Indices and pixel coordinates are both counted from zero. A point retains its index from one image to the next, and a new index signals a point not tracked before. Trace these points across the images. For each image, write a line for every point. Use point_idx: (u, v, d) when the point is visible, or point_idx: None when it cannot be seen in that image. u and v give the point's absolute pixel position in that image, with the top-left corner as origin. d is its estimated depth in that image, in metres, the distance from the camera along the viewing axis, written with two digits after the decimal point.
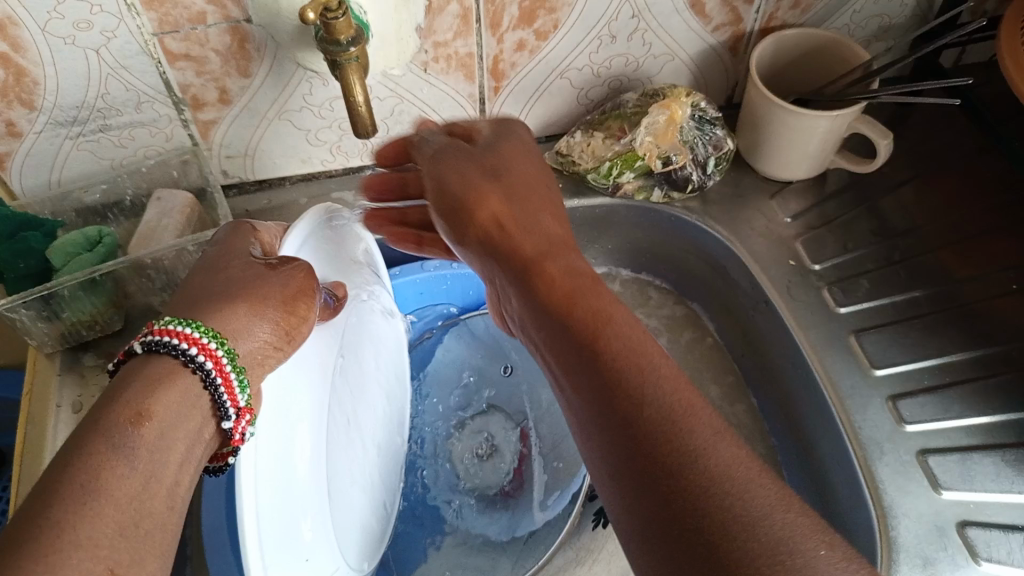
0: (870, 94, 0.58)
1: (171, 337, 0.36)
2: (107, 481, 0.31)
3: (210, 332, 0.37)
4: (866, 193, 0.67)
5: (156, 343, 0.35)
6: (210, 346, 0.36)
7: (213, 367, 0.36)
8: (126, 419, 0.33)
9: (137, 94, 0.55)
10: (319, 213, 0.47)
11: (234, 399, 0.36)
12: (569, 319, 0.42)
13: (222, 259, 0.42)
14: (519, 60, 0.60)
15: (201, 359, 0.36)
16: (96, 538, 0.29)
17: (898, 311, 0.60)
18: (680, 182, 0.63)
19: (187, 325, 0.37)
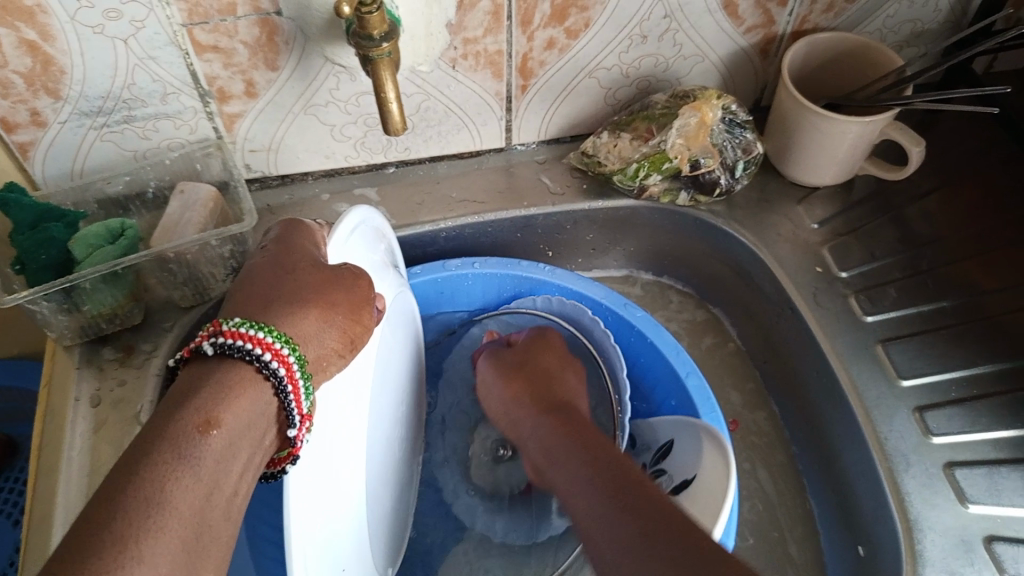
0: (903, 100, 0.57)
1: (244, 342, 0.37)
2: (172, 492, 0.31)
3: (282, 337, 0.38)
4: (894, 201, 0.66)
5: (229, 346, 0.37)
6: (284, 353, 0.38)
7: (286, 374, 0.37)
8: (194, 426, 0.33)
9: (164, 85, 0.54)
10: (355, 217, 0.47)
11: (300, 407, 0.38)
12: (590, 441, 0.49)
13: (289, 258, 0.44)
14: (548, 59, 0.59)
15: (275, 365, 0.37)
16: (162, 553, 0.29)
17: (926, 320, 0.59)
18: (708, 186, 0.62)
19: (258, 329, 0.38)
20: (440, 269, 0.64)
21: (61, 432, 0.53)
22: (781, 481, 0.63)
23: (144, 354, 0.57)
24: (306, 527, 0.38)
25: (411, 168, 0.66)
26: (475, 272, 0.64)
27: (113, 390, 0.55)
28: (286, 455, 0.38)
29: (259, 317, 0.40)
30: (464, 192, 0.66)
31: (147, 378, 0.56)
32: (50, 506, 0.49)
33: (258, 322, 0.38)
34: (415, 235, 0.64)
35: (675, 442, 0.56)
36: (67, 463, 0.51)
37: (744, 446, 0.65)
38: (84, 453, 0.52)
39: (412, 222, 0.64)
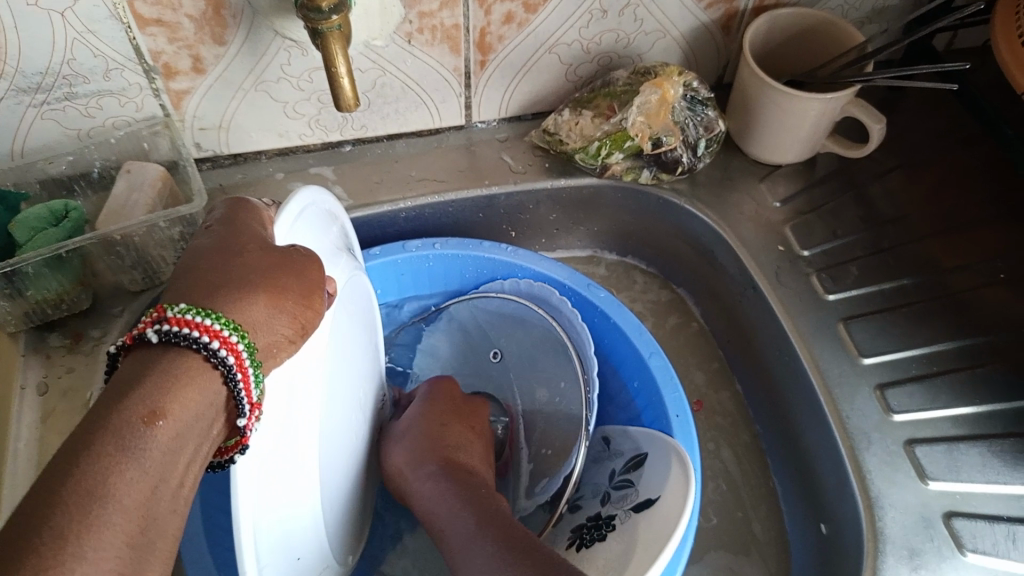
0: (864, 77, 0.57)
1: (189, 329, 0.34)
2: (116, 486, 0.29)
3: (231, 324, 0.36)
4: (856, 179, 0.66)
5: (173, 334, 0.34)
6: (232, 340, 0.35)
7: (235, 363, 0.35)
8: (138, 418, 0.31)
9: (106, 61, 0.52)
10: (300, 198, 0.45)
11: (250, 396, 0.35)
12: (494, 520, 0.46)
13: (233, 237, 0.41)
14: (507, 34, 0.58)
15: (223, 353, 0.35)
16: (102, 552, 0.28)
17: (888, 299, 0.59)
18: (671, 165, 0.61)
19: (204, 315, 0.35)
20: (400, 251, 0.63)
21: (6, 423, 0.51)
22: (744, 460, 0.63)
23: (92, 341, 0.55)
24: (261, 519, 0.37)
25: (369, 147, 0.65)
26: (437, 253, 0.63)
27: (62, 377, 0.53)
28: (234, 445, 0.35)
29: (200, 299, 0.37)
30: (423, 171, 0.64)
31: (98, 365, 0.54)
32: None
33: (204, 306, 0.36)
34: (374, 216, 0.63)
35: (650, 455, 0.54)
36: (13, 455, 0.49)
37: (708, 426, 0.65)
38: (32, 444, 0.50)
39: (372, 202, 0.63)
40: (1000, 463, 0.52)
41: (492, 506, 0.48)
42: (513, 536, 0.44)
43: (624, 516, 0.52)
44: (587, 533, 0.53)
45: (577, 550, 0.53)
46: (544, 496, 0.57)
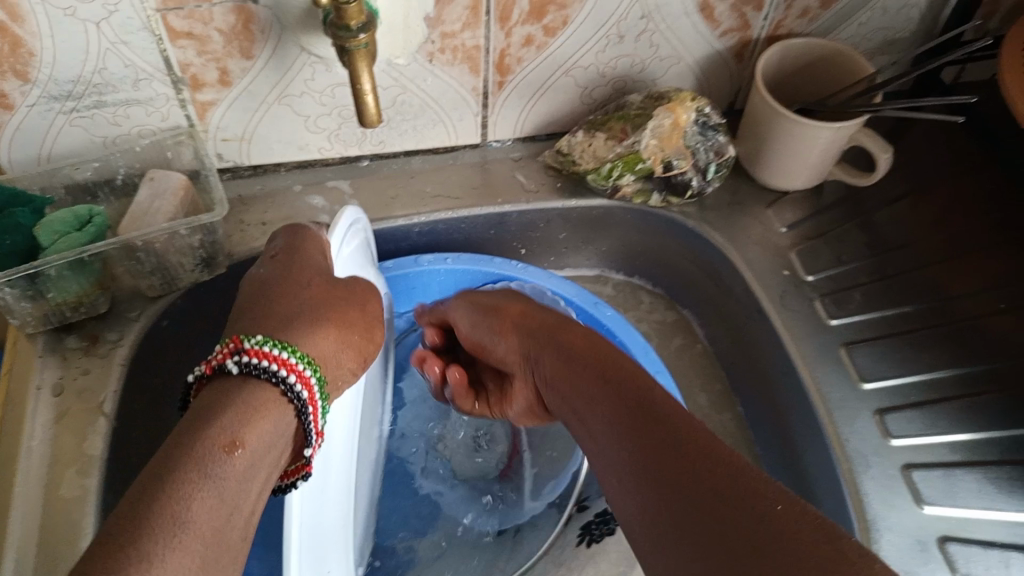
0: (874, 107, 0.58)
1: (269, 362, 0.42)
2: (195, 507, 0.34)
3: (305, 359, 0.44)
4: (862, 207, 0.67)
5: (253, 367, 0.42)
6: (307, 373, 0.44)
7: (306, 396, 0.42)
8: (221, 446, 0.37)
9: (136, 71, 0.54)
10: (347, 218, 0.53)
11: (317, 425, 0.43)
12: (638, 392, 0.46)
13: (299, 273, 0.50)
14: (526, 56, 0.59)
15: (296, 386, 0.42)
16: (183, 567, 0.32)
17: (890, 324, 0.60)
18: (680, 188, 0.63)
19: (282, 351, 0.43)
20: (413, 264, 0.64)
21: (21, 423, 0.52)
22: None
23: (108, 344, 0.56)
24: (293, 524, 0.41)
25: (386, 162, 0.66)
26: (449, 267, 0.64)
27: (76, 379, 0.54)
28: (300, 468, 0.42)
29: (281, 336, 0.46)
30: (438, 187, 0.65)
31: (112, 368, 0.55)
32: (8, 496, 0.49)
33: (276, 340, 0.44)
34: (388, 229, 0.64)
35: None
36: (26, 454, 0.50)
37: None
38: (45, 443, 0.51)
39: (387, 215, 0.64)
40: (996, 489, 0.53)
41: (625, 376, 0.48)
42: (653, 411, 0.44)
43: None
44: (595, 529, 0.54)
45: (587, 546, 0.53)
46: (550, 495, 0.60)
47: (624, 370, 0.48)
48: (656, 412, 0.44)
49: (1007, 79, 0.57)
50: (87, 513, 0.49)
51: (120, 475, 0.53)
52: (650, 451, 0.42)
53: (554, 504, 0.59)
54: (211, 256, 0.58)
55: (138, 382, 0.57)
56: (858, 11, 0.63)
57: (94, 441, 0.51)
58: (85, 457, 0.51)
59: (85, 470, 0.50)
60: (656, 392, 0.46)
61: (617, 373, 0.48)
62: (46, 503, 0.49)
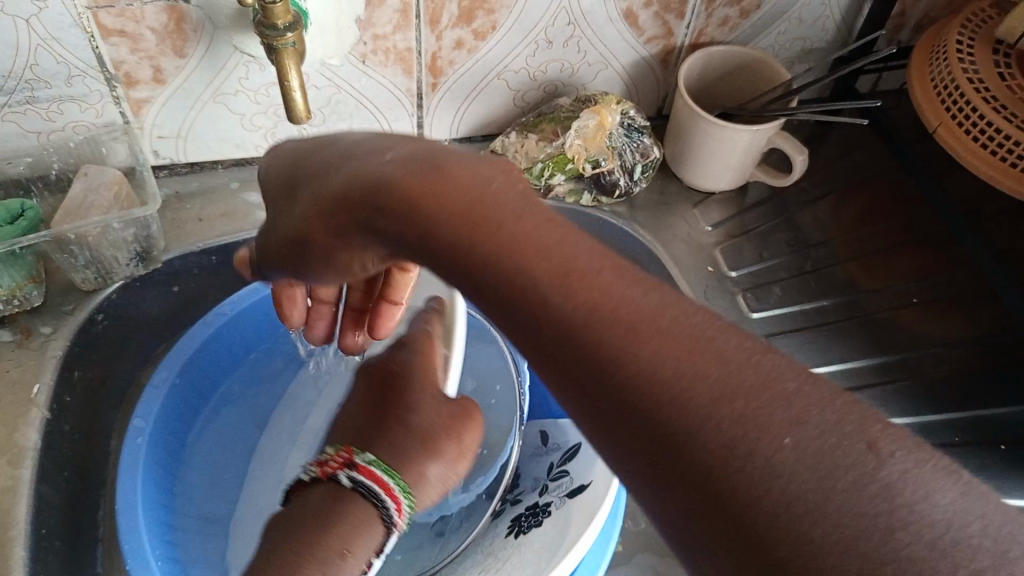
0: (789, 111, 0.62)
1: (374, 481, 0.41)
2: None
3: (399, 482, 0.42)
4: (785, 206, 0.70)
5: (361, 484, 0.41)
6: (399, 495, 0.42)
7: (397, 516, 0.42)
8: (334, 555, 0.38)
9: (68, 68, 0.54)
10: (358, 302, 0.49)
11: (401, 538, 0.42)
12: (517, 300, 0.28)
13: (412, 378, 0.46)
14: (457, 58, 0.61)
15: (392, 510, 0.41)
16: None
17: (808, 318, 0.64)
18: (608, 188, 0.65)
19: (383, 468, 0.42)
20: None
21: None
22: None
23: (42, 337, 0.56)
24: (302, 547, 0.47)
25: None
26: None
27: (10, 371, 0.54)
28: None
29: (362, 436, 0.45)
30: None
31: (46, 360, 0.55)
32: None
33: (387, 462, 0.43)
34: None
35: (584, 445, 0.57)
36: None
37: None
38: None
39: None
40: None
41: (477, 249, 0.30)
42: (564, 332, 0.27)
43: (558, 503, 0.55)
44: (524, 521, 0.56)
45: (515, 538, 0.56)
46: (480, 488, 0.57)
47: (515, 259, 0.29)
48: (521, 299, 0.28)
49: (915, 86, 0.60)
50: (18, 502, 0.50)
51: (54, 466, 0.54)
52: (559, 356, 0.27)
53: (483, 495, 0.57)
54: (145, 250, 0.59)
55: (74, 376, 0.57)
56: (776, 21, 0.66)
57: (27, 432, 0.52)
58: (18, 447, 0.52)
59: (16, 462, 0.51)
60: (568, 250, 0.29)
61: (518, 290, 0.28)
62: None
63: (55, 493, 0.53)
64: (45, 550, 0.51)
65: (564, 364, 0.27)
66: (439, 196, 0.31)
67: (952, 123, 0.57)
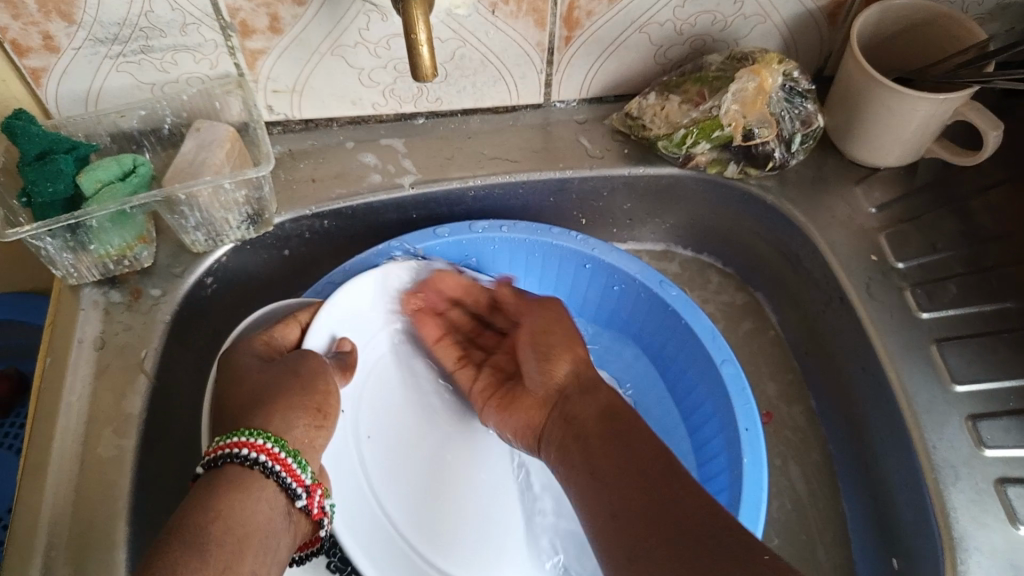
0: (984, 78, 0.52)
1: (239, 448, 0.40)
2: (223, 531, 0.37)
3: (273, 437, 0.42)
4: (961, 189, 0.61)
5: (220, 457, 0.40)
6: (277, 452, 0.41)
7: (276, 464, 0.41)
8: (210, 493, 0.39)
9: (183, 15, 0.51)
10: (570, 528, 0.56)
11: (301, 480, 0.42)
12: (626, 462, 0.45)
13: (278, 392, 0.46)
14: (596, 9, 0.54)
15: (262, 458, 0.41)
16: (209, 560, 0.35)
17: (986, 322, 0.54)
18: (760, 160, 0.57)
19: (257, 435, 0.41)
20: (467, 231, 0.59)
21: (61, 375, 0.50)
22: (810, 480, 0.59)
23: (151, 300, 0.54)
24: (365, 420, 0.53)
25: (443, 120, 0.62)
26: (503, 235, 0.59)
27: (119, 334, 0.53)
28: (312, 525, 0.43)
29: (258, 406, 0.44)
30: (496, 149, 0.61)
31: (154, 325, 0.53)
32: (45, 453, 0.47)
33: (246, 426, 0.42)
34: (443, 192, 0.60)
35: None
36: (65, 409, 0.49)
37: (776, 438, 0.60)
38: (84, 399, 0.50)
39: (441, 178, 0.60)
40: None
41: (623, 418, 0.48)
42: (634, 482, 0.44)
43: None
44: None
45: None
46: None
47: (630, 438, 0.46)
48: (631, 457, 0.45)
49: None
50: (123, 474, 0.48)
51: (158, 435, 0.52)
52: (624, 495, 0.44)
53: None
54: (257, 213, 0.55)
55: (181, 341, 0.55)
56: None
57: (133, 399, 0.50)
58: (124, 415, 0.50)
59: (122, 430, 0.49)
60: (639, 431, 0.47)
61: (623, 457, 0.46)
62: (83, 459, 0.48)
63: (157, 462, 0.51)
64: (148, 524, 0.49)
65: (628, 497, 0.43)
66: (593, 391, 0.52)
67: None
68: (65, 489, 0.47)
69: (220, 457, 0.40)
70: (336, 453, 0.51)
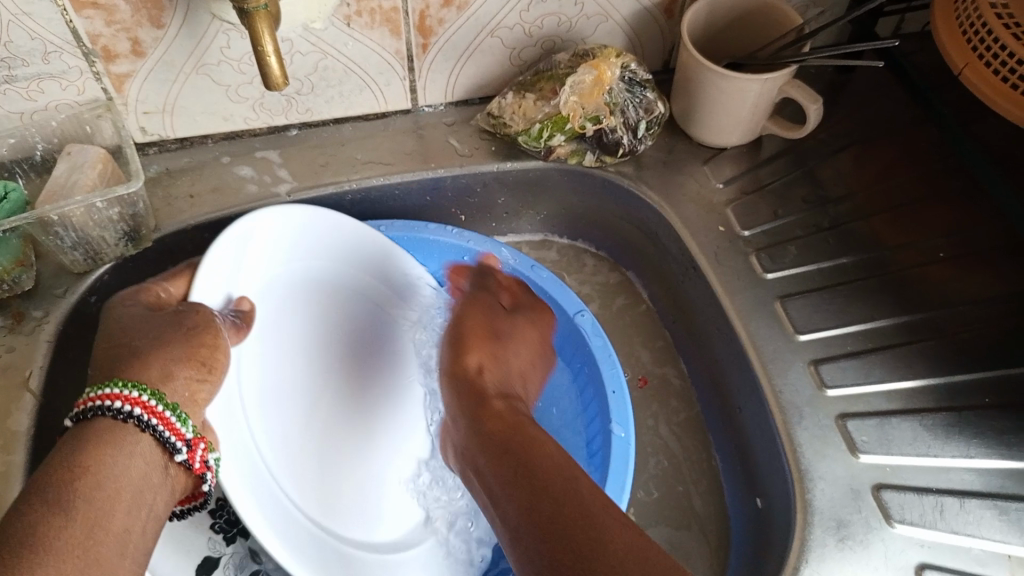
0: (800, 58, 0.57)
1: (107, 401, 0.40)
2: (47, 534, 0.35)
3: (140, 385, 0.42)
4: (802, 159, 0.66)
5: (89, 410, 0.40)
6: (146, 401, 0.41)
7: (150, 415, 0.41)
8: (60, 479, 0.37)
9: (43, 43, 0.53)
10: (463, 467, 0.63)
11: (180, 435, 0.42)
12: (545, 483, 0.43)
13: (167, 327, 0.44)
14: (447, 16, 0.58)
15: (132, 410, 0.41)
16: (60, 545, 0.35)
17: (825, 277, 0.60)
18: (612, 147, 0.62)
19: (120, 385, 0.41)
20: None
21: None
22: (683, 437, 0.64)
23: (33, 321, 0.55)
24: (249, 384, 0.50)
25: (316, 130, 0.65)
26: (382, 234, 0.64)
27: (1, 357, 0.54)
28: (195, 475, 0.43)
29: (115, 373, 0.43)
30: (369, 154, 0.65)
31: (37, 346, 0.54)
32: None
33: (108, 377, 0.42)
34: (320, 198, 0.63)
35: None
36: None
37: (650, 403, 0.65)
38: None
39: (316, 184, 0.63)
40: (930, 437, 0.53)
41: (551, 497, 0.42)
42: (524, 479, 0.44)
43: None
44: None
45: None
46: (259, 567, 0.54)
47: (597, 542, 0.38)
48: (534, 468, 0.44)
49: (938, 19, 0.57)
50: (13, 489, 0.49)
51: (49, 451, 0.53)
52: (523, 475, 0.44)
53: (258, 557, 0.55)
54: (134, 229, 0.57)
55: (67, 359, 0.56)
56: None
57: (18, 417, 0.51)
58: (9, 433, 0.51)
59: (8, 448, 0.50)
60: (541, 461, 0.45)
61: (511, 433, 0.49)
62: None
63: None
64: None
65: (523, 473, 0.44)
66: (504, 439, 0.48)
67: (978, 62, 0.54)
68: None
69: (89, 410, 0.40)
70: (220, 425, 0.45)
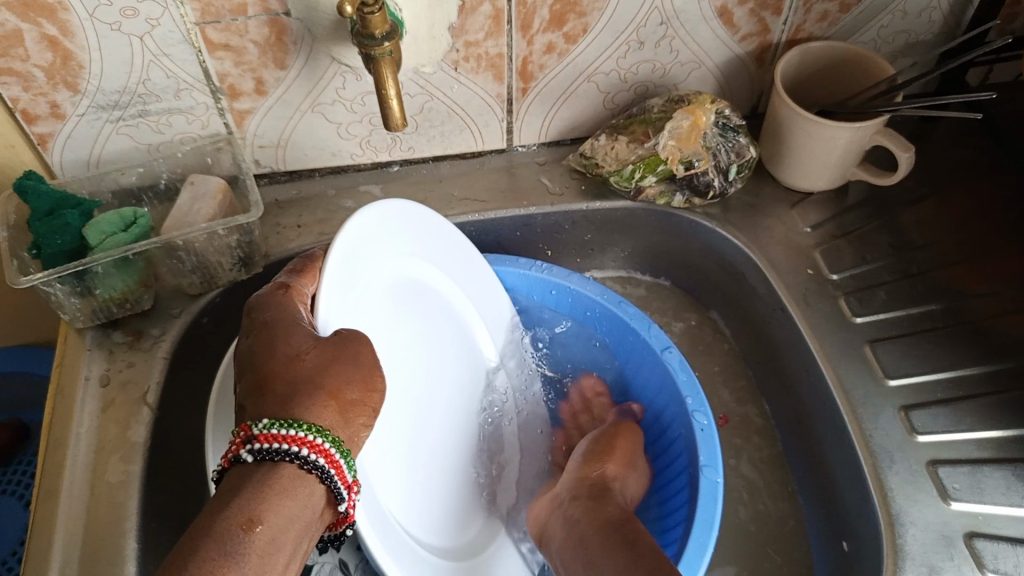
0: (893, 107, 0.59)
1: (281, 444, 0.39)
2: None
3: (314, 428, 0.40)
4: (889, 207, 0.67)
5: (267, 451, 0.39)
6: (319, 443, 0.40)
7: (326, 462, 0.40)
8: (239, 526, 0.36)
9: (177, 82, 0.57)
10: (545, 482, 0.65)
11: (345, 480, 0.41)
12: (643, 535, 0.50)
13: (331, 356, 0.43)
14: (548, 63, 0.61)
15: (314, 457, 0.39)
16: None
17: (913, 323, 0.60)
18: (702, 188, 0.64)
19: (292, 427, 0.40)
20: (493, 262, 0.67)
21: (70, 409, 0.55)
22: (764, 475, 0.64)
23: (152, 339, 0.59)
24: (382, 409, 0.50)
25: (415, 167, 0.68)
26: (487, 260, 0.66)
27: (121, 371, 0.57)
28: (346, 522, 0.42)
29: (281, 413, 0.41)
30: (465, 191, 0.68)
31: (155, 361, 0.58)
32: (57, 481, 0.52)
33: (282, 417, 0.40)
34: None
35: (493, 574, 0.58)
36: (74, 441, 0.54)
37: (731, 443, 0.66)
38: (92, 431, 0.55)
39: None
40: None
41: None
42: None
43: None
44: None
45: None
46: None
47: None
48: None
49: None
50: (131, 497, 0.52)
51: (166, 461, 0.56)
52: None
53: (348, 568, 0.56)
54: (247, 255, 0.61)
55: (183, 374, 0.60)
56: (878, 14, 0.63)
57: (136, 429, 0.55)
58: (129, 443, 0.54)
59: (128, 457, 0.53)
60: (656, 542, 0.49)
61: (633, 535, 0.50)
62: (93, 485, 0.52)
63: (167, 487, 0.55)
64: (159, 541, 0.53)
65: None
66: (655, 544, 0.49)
67: None
68: (75, 512, 0.51)
69: (271, 451, 0.39)
70: (368, 462, 0.47)
